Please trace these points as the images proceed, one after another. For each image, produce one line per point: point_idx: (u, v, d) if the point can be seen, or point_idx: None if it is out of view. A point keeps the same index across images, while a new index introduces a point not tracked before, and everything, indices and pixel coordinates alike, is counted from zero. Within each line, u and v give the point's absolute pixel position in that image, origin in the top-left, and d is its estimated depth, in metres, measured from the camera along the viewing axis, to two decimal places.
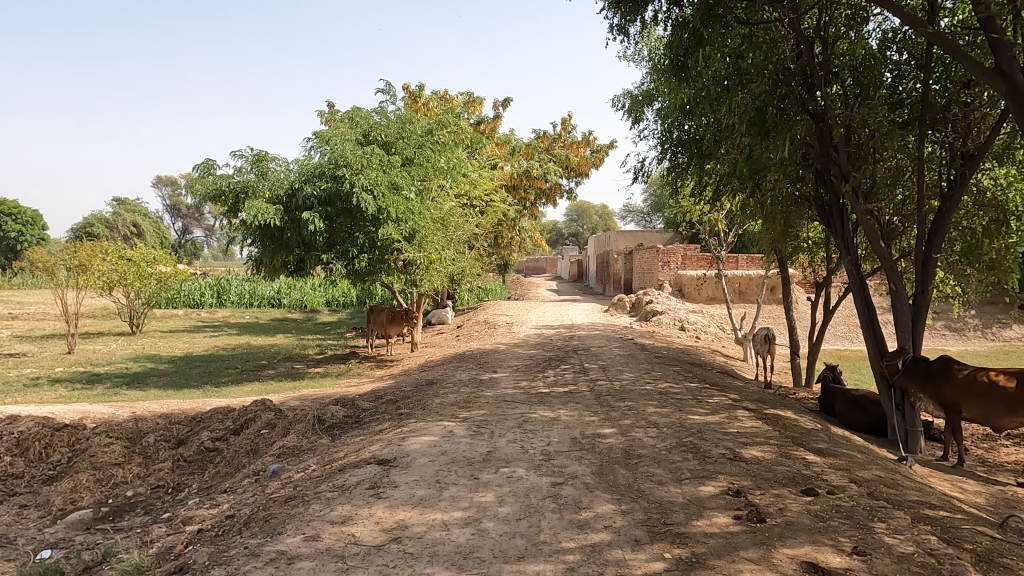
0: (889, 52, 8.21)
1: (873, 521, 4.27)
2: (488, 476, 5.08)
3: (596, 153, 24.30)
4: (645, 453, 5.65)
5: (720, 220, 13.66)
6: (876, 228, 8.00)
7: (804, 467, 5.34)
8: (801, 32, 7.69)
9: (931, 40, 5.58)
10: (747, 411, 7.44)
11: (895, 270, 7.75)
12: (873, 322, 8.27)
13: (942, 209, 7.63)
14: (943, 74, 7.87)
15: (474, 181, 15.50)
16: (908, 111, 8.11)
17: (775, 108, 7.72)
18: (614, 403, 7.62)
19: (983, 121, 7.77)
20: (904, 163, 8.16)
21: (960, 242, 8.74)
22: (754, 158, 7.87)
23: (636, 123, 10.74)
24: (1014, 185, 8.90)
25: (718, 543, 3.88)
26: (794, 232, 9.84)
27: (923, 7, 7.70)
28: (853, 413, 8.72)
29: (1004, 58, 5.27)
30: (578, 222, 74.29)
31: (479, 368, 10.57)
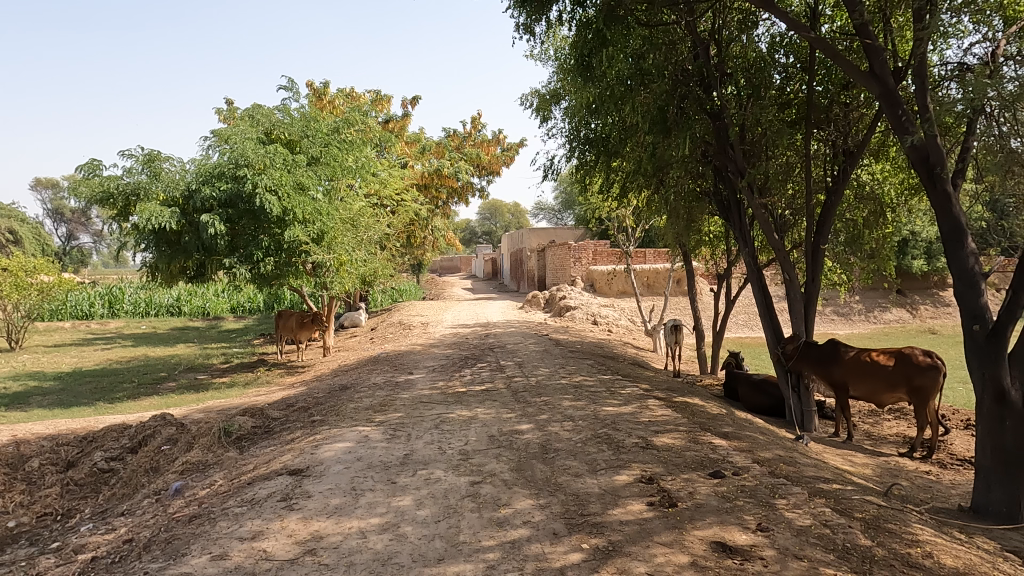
0: (778, 56, 8.67)
1: (775, 498, 4.52)
2: (405, 480, 5.00)
3: (507, 152, 24.39)
4: (561, 447, 5.74)
5: (627, 216, 14.07)
6: (770, 221, 8.44)
7: (711, 451, 5.59)
8: (697, 35, 8.05)
9: (813, 45, 5.96)
10: (657, 400, 7.71)
11: (788, 261, 8.20)
12: (769, 309, 8.71)
13: (828, 203, 8.18)
14: (826, 77, 8.41)
15: (384, 180, 15.26)
16: (795, 111, 8.66)
17: (676, 107, 8.05)
18: (530, 399, 7.70)
19: (861, 121, 8.37)
20: (793, 160, 8.74)
21: (845, 234, 9.48)
22: (657, 156, 8.15)
23: (544, 122, 10.90)
24: (888, 180, 9.61)
25: (633, 530, 3.99)
26: (696, 226, 10.27)
27: (806, 13, 8.17)
28: (756, 396, 9.18)
29: (877, 61, 5.71)
30: (491, 219, 74.34)
31: (395, 370, 10.39)
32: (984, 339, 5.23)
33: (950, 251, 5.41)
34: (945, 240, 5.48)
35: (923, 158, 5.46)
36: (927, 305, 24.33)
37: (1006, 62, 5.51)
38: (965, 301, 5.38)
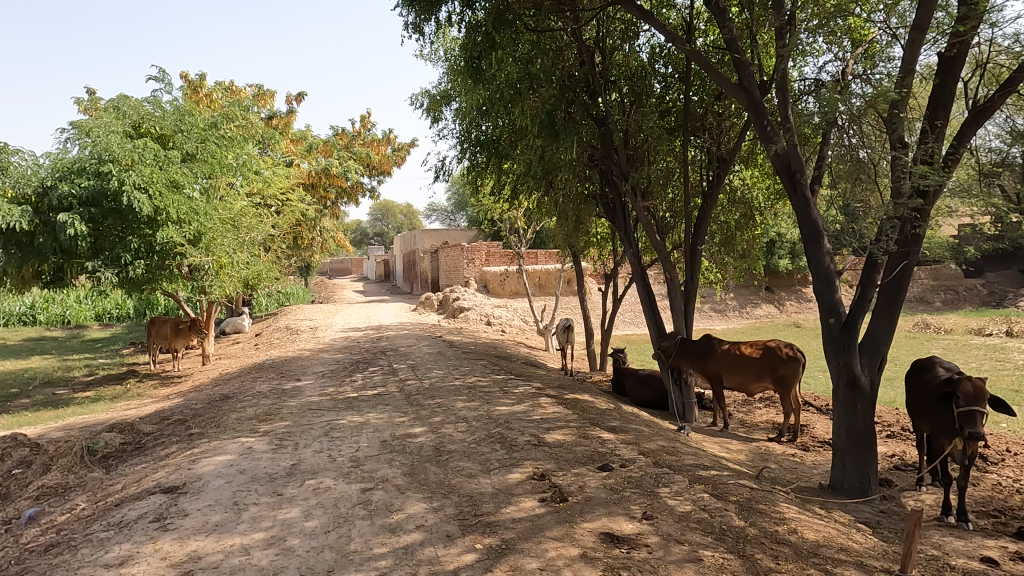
0: (658, 66, 9.10)
1: (658, 487, 4.75)
2: (292, 491, 4.81)
3: (398, 152, 24.04)
4: (455, 448, 5.73)
5: (518, 218, 14.25)
6: (652, 223, 8.84)
7: (600, 445, 5.78)
8: (582, 42, 8.29)
9: (689, 57, 6.30)
10: (549, 398, 7.88)
11: (669, 261, 8.63)
12: (653, 307, 9.12)
13: (704, 206, 8.70)
14: (700, 87, 8.92)
15: (267, 178, 14.60)
16: (674, 119, 9.11)
17: (564, 112, 8.27)
18: (423, 402, 7.63)
19: (732, 130, 8.96)
20: (673, 165, 9.23)
21: (720, 235, 10.12)
22: (546, 159, 8.33)
23: (434, 122, 10.86)
24: (756, 185, 10.20)
25: (525, 527, 4.05)
26: (584, 228, 10.58)
27: (682, 26, 8.60)
28: (641, 390, 9.58)
29: (745, 74, 6.13)
30: (383, 220, 73.06)
31: (281, 377, 9.96)
32: (839, 331, 5.75)
33: (809, 251, 5.90)
34: (805, 241, 5.97)
35: (785, 165, 5.92)
36: (792, 301, 26.44)
37: (854, 80, 6.07)
38: (822, 296, 5.89)
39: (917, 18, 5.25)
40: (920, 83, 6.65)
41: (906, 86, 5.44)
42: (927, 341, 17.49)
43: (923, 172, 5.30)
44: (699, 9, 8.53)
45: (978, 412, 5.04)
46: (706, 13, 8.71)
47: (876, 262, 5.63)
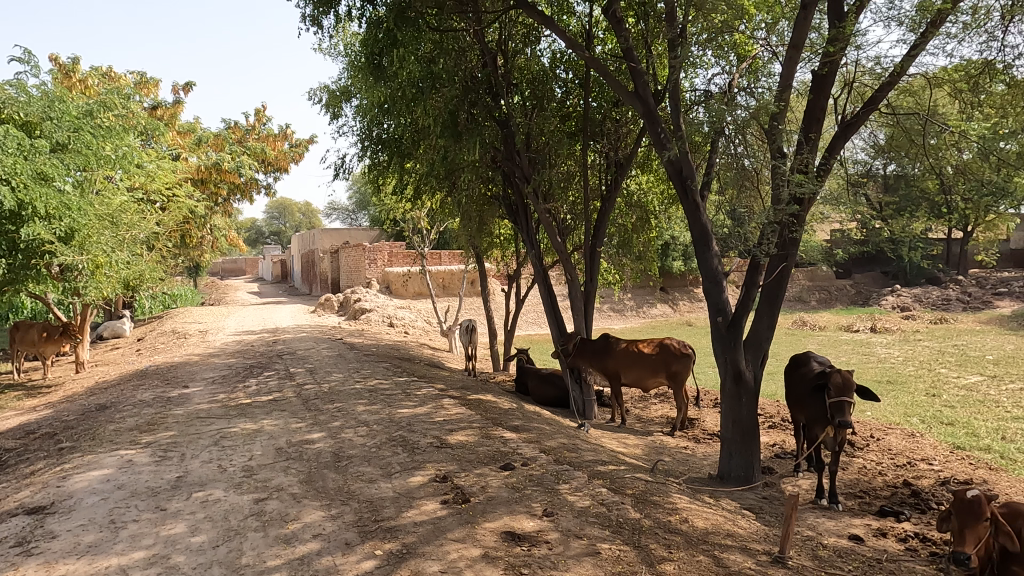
0: (558, 71, 9.28)
1: (558, 483, 4.84)
2: (178, 505, 4.52)
3: (295, 148, 23.16)
4: (354, 453, 5.59)
5: (421, 218, 14.12)
6: (554, 225, 9.01)
7: (502, 445, 5.82)
8: (484, 43, 8.33)
9: (588, 64, 6.48)
10: (452, 399, 7.85)
11: (570, 262, 8.83)
12: (554, 307, 9.29)
13: (603, 209, 8.98)
14: (599, 94, 9.16)
15: (151, 173, 13.67)
16: (574, 123, 9.33)
17: (467, 113, 8.28)
18: (322, 406, 7.40)
19: (628, 136, 9.29)
20: (573, 169, 9.46)
21: (618, 237, 10.47)
22: (449, 159, 8.29)
23: (334, 118, 10.58)
24: (652, 190, 10.69)
25: (426, 530, 4.01)
26: (488, 229, 10.64)
27: (582, 34, 8.82)
28: (543, 389, 9.71)
29: (640, 83, 6.38)
30: (280, 219, 70.26)
31: (165, 385, 9.32)
32: (726, 329, 6.08)
33: (699, 253, 6.22)
34: (695, 244, 6.28)
35: (677, 171, 6.21)
36: (685, 301, 27.76)
37: (739, 93, 6.44)
38: (711, 296, 6.22)
39: (793, 37, 5.66)
40: (797, 98, 7.17)
41: (784, 99, 5.84)
42: (804, 338, 18.87)
43: (799, 181, 5.71)
44: (597, 18, 8.76)
45: (848, 402, 5.45)
46: (604, 22, 8.98)
47: (758, 264, 6.02)
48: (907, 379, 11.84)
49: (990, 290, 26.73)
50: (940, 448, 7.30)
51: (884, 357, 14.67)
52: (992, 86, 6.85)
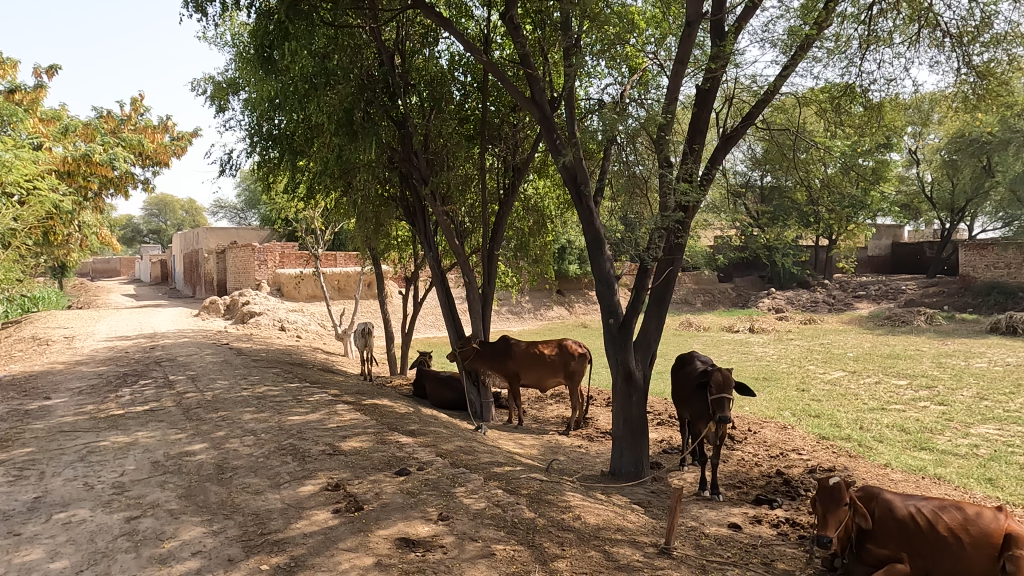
0: (457, 74, 9.28)
1: (454, 487, 4.82)
2: (35, 529, 4.11)
3: (177, 141, 21.77)
4: (240, 464, 5.31)
5: (315, 218, 13.67)
6: (451, 227, 8.99)
7: (397, 450, 5.73)
8: (381, 42, 8.20)
9: (486, 68, 6.51)
10: (346, 404, 7.63)
11: (468, 265, 8.84)
12: (452, 310, 9.26)
13: (501, 212, 9.07)
14: (497, 98, 9.22)
15: (7, 163, 12.30)
16: (472, 126, 9.36)
17: (362, 112, 8.15)
18: (204, 416, 6.97)
19: (525, 141, 9.44)
20: (471, 171, 9.49)
21: (515, 240, 10.60)
22: (344, 159, 8.07)
23: (220, 112, 10.03)
24: (548, 195, 10.91)
25: (316, 541, 3.88)
26: (384, 231, 10.45)
27: (480, 38, 8.86)
28: (441, 392, 9.64)
29: (536, 90, 6.51)
30: (160, 217, 65.78)
31: (22, 397, 8.44)
32: (617, 330, 6.30)
33: (592, 257, 6.42)
34: (589, 248, 6.47)
35: (572, 177, 6.37)
36: (580, 303, 28.55)
37: (631, 103, 6.70)
38: (603, 299, 6.43)
39: (679, 53, 5.96)
40: (683, 111, 7.57)
41: (671, 112, 6.15)
42: (690, 338, 19.94)
43: (684, 190, 6.03)
44: (496, 23, 8.84)
45: (728, 398, 5.79)
46: (502, 28, 9.07)
47: (647, 268, 6.29)
48: (780, 375, 12.77)
49: (850, 293, 29.39)
50: (808, 439, 7.92)
51: (760, 356, 15.75)
52: (851, 107, 7.54)
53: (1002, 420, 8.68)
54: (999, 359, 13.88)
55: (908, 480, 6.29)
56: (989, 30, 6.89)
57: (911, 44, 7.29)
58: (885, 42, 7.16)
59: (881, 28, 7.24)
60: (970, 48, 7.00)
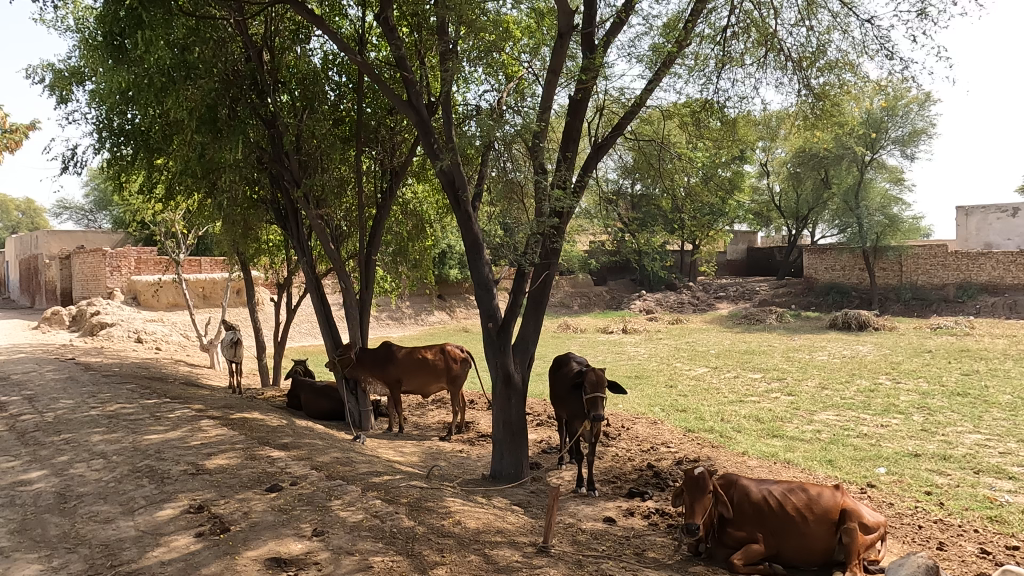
0: (331, 73, 9.00)
1: (330, 500, 4.66)
2: None
3: (9, 134, 19.48)
4: (87, 491, 4.83)
5: (176, 221, 12.74)
6: (326, 232, 8.68)
7: (268, 465, 5.45)
8: (248, 37, 7.80)
9: (361, 69, 6.36)
10: (211, 420, 7.16)
11: (344, 270, 8.59)
12: (328, 317, 8.95)
13: (378, 217, 8.91)
14: (372, 100, 9.03)
15: None
16: (347, 128, 9.12)
17: (227, 109, 7.72)
18: (44, 439, 6.27)
19: (403, 144, 9.33)
20: (346, 174, 9.24)
21: (393, 245, 10.44)
22: (207, 158, 7.59)
23: (62, 103, 9.08)
24: (427, 199, 10.86)
25: (176, 569, 3.60)
26: (253, 234, 9.92)
27: (355, 37, 8.65)
28: (317, 401, 9.26)
29: (413, 93, 6.45)
30: None
31: None
32: (496, 334, 6.36)
33: (471, 262, 6.45)
34: (468, 252, 6.49)
35: (449, 181, 6.37)
36: (461, 308, 28.61)
37: (507, 110, 6.79)
38: (483, 303, 6.47)
39: (552, 63, 6.13)
40: (558, 120, 7.80)
41: (545, 120, 6.29)
42: (568, 340, 20.55)
43: (558, 197, 6.22)
44: (370, 24, 8.67)
45: (601, 397, 6.02)
46: (378, 30, 8.92)
47: (524, 272, 6.41)
48: (650, 373, 13.46)
49: (712, 294, 31.58)
50: (676, 433, 8.40)
51: (632, 355, 16.53)
52: (710, 121, 8.10)
53: (840, 406, 9.69)
54: (837, 351, 15.48)
55: (762, 466, 6.84)
56: (823, 57, 7.66)
57: (760, 66, 7.94)
58: (737, 62, 7.75)
59: (734, 49, 7.84)
60: (808, 72, 7.75)
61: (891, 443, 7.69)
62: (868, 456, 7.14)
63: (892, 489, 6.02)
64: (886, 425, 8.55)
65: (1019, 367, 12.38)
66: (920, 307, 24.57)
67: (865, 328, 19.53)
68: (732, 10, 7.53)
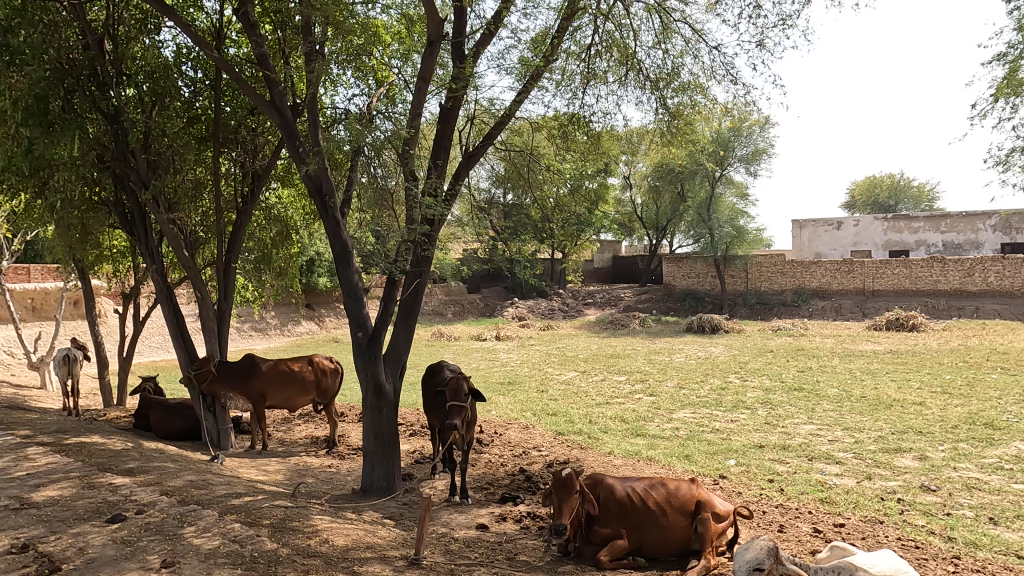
0: (185, 68, 8.39)
1: (182, 527, 4.31)
2: None
3: None
4: None
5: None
6: (180, 237, 8.06)
7: (110, 493, 4.95)
8: (86, 23, 7.11)
9: (218, 66, 5.99)
10: (41, 446, 6.39)
11: (200, 279, 8.02)
12: (182, 329, 8.31)
13: (238, 222, 8.42)
14: (231, 98, 8.51)
15: None
16: (204, 127, 8.53)
17: (61, 102, 6.99)
18: None
19: (266, 146, 8.91)
20: (203, 176, 8.66)
21: (256, 252, 9.89)
22: (35, 154, 6.81)
23: None
24: (293, 205, 10.41)
25: None
26: (93, 240, 9.00)
27: (212, 31, 8.14)
28: (169, 421, 8.55)
29: (276, 93, 6.18)
30: None
31: None
32: (366, 344, 6.20)
33: (340, 270, 6.26)
34: (336, 260, 6.29)
35: (316, 186, 6.14)
36: (331, 317, 27.67)
37: (377, 115, 6.66)
38: (352, 312, 6.29)
39: (422, 70, 6.09)
40: (428, 127, 7.77)
41: (415, 127, 6.25)
42: (442, 348, 20.48)
43: (429, 204, 6.19)
44: (229, 19, 8.20)
45: (461, 403, 6.17)
46: (237, 25, 8.44)
47: (395, 280, 6.31)
48: (522, 379, 13.73)
49: (581, 300, 32.80)
50: (546, 436, 8.61)
51: (505, 362, 16.77)
52: (577, 135, 8.42)
53: (695, 405, 10.39)
54: (693, 353, 16.60)
55: (627, 464, 7.18)
56: (677, 78, 8.21)
57: (621, 83, 8.36)
58: (601, 79, 8.12)
59: (597, 67, 8.20)
60: (664, 92, 8.27)
61: (739, 436, 8.36)
62: (720, 449, 7.71)
63: (740, 479, 6.54)
64: (735, 420, 9.29)
65: (844, 363, 13.93)
66: (763, 311, 26.95)
67: (717, 331, 21.13)
68: (596, 29, 7.88)
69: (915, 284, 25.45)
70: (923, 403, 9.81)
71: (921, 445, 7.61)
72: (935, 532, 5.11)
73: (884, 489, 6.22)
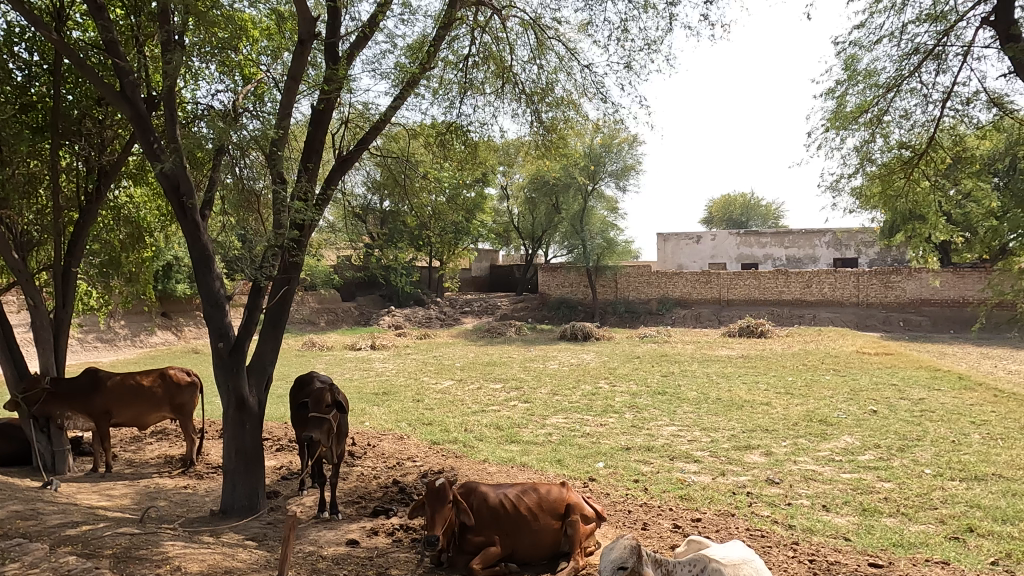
0: (18, 49, 7.51)
1: (3, 565, 3.82)
2: None
3: None
4: None
5: None
6: (8, 238, 7.19)
7: None
8: None
9: (57, 49, 5.40)
10: None
11: (32, 285, 7.19)
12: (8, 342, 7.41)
13: (80, 223, 7.64)
14: (74, 86, 7.74)
15: None
16: (40, 116, 7.67)
17: None
18: None
19: (115, 140, 8.15)
20: (37, 170, 7.78)
21: (102, 255, 9.01)
22: None
23: None
24: (147, 204, 9.59)
25: None
26: None
27: (51, 11, 7.35)
28: None
29: (127, 83, 5.68)
30: None
31: None
32: (227, 355, 5.82)
33: (198, 275, 5.85)
34: (194, 265, 5.87)
35: (172, 185, 5.69)
36: (190, 327, 25.78)
37: (243, 113, 6.31)
38: (212, 321, 5.89)
39: (292, 69, 5.85)
40: (299, 128, 7.46)
41: (284, 127, 5.97)
42: (313, 358, 19.70)
43: (299, 208, 5.94)
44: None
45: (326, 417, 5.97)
46: (82, 6, 7.69)
47: (261, 287, 5.98)
48: (398, 389, 13.50)
49: (458, 309, 32.86)
50: (421, 446, 8.52)
51: (380, 371, 16.43)
52: (454, 143, 8.45)
53: (568, 410, 10.71)
54: (566, 360, 17.12)
55: (501, 471, 7.26)
56: (551, 93, 8.48)
57: (498, 95, 8.49)
58: (478, 90, 8.21)
59: (474, 77, 8.28)
60: (539, 106, 8.50)
61: (608, 439, 8.71)
62: (590, 453, 7.99)
63: (608, 481, 6.81)
64: (604, 424, 9.67)
65: (702, 368, 14.95)
66: (631, 319, 28.33)
67: (588, 338, 21.95)
68: (473, 40, 7.96)
69: (763, 294, 27.86)
70: (769, 403, 10.73)
71: (767, 442, 8.32)
72: (778, 521, 5.59)
73: (736, 483, 6.73)
